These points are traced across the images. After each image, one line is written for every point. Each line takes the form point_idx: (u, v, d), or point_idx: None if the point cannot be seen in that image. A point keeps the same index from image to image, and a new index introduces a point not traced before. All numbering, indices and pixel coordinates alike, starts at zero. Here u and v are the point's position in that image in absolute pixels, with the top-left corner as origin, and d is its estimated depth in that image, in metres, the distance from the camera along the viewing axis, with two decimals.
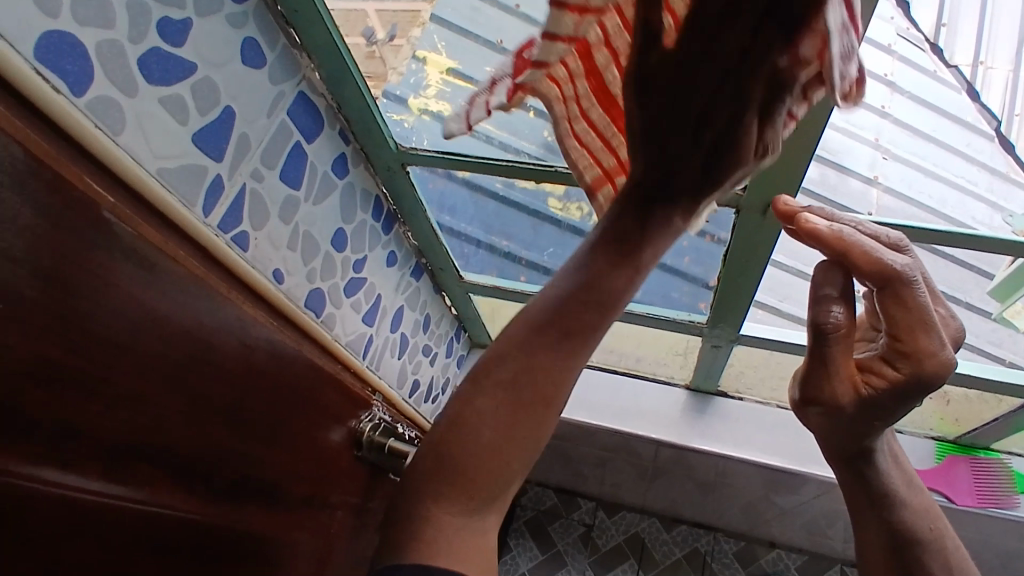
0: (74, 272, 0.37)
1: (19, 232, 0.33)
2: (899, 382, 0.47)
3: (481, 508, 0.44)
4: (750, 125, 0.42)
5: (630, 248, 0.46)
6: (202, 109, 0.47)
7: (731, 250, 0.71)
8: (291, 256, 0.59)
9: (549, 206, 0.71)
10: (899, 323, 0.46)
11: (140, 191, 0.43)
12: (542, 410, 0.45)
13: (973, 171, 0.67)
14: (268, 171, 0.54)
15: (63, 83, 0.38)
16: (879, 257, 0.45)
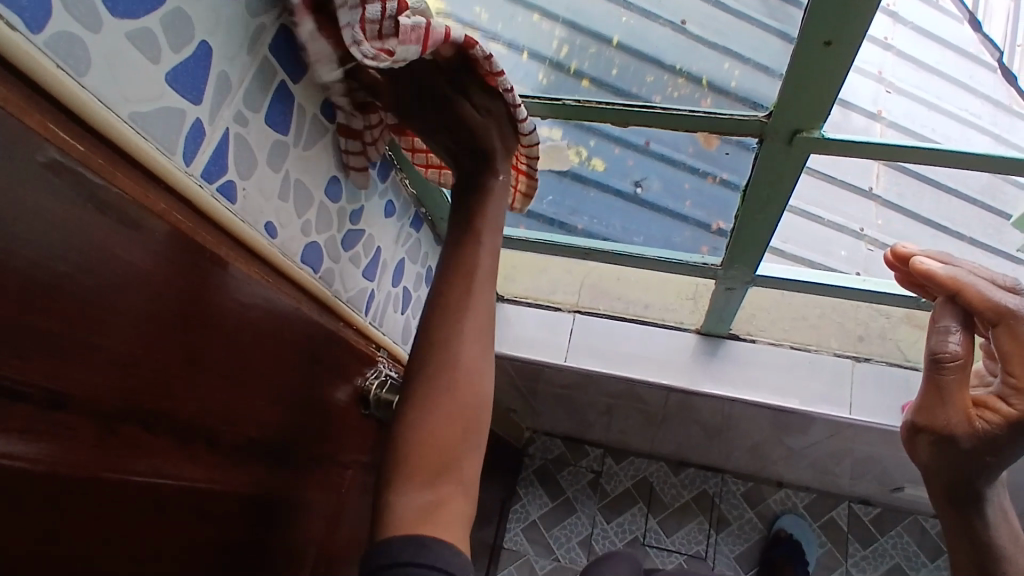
0: (45, 232, 0.33)
1: None
2: (1012, 416, 0.60)
3: (439, 479, 0.51)
4: (470, 116, 0.55)
5: (472, 222, 0.58)
6: (175, 45, 0.42)
7: (752, 182, 0.67)
8: (284, 208, 0.55)
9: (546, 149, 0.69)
10: (1012, 358, 0.59)
11: (113, 139, 0.38)
12: (447, 375, 0.54)
13: (975, 105, 0.58)
14: (253, 115, 0.49)
15: (18, 17, 0.33)
16: (990, 296, 0.59)
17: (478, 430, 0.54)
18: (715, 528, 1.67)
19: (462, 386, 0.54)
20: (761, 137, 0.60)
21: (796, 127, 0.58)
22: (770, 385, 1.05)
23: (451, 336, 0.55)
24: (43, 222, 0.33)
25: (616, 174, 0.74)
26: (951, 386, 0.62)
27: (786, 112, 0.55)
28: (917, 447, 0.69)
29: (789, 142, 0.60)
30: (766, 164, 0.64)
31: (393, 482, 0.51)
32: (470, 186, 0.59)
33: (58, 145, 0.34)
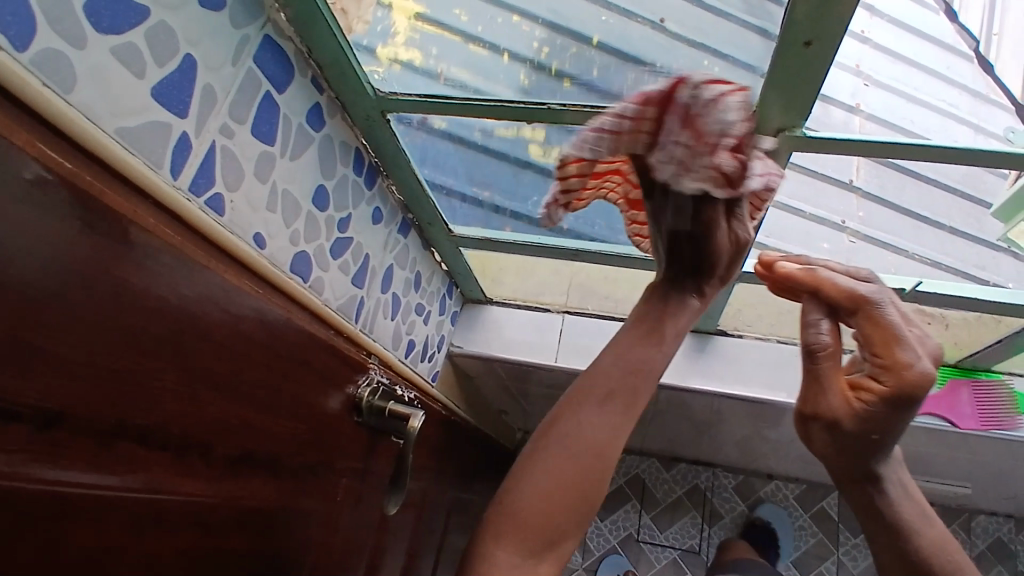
0: (38, 251, 0.33)
1: None
2: (887, 394, 0.56)
3: (539, 554, 0.60)
4: (717, 222, 0.62)
5: (660, 326, 0.66)
6: (160, 59, 0.42)
7: None
8: (272, 219, 0.55)
9: (531, 154, 0.68)
10: (875, 340, 0.56)
11: (100, 154, 0.38)
12: (599, 464, 0.62)
13: (953, 94, 0.60)
14: (238, 126, 0.49)
15: (3, 36, 0.33)
16: (847, 287, 0.57)
17: (588, 507, 0.62)
18: (708, 523, 1.69)
19: (590, 467, 0.61)
20: None
21: (780, 126, 0.58)
22: (759, 380, 1.06)
23: (571, 420, 0.62)
24: (37, 240, 0.33)
25: None
26: (830, 378, 0.59)
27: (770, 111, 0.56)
28: (813, 440, 0.63)
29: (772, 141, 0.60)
30: None
31: (496, 537, 0.59)
32: (674, 287, 0.67)
33: (54, 165, 0.34)
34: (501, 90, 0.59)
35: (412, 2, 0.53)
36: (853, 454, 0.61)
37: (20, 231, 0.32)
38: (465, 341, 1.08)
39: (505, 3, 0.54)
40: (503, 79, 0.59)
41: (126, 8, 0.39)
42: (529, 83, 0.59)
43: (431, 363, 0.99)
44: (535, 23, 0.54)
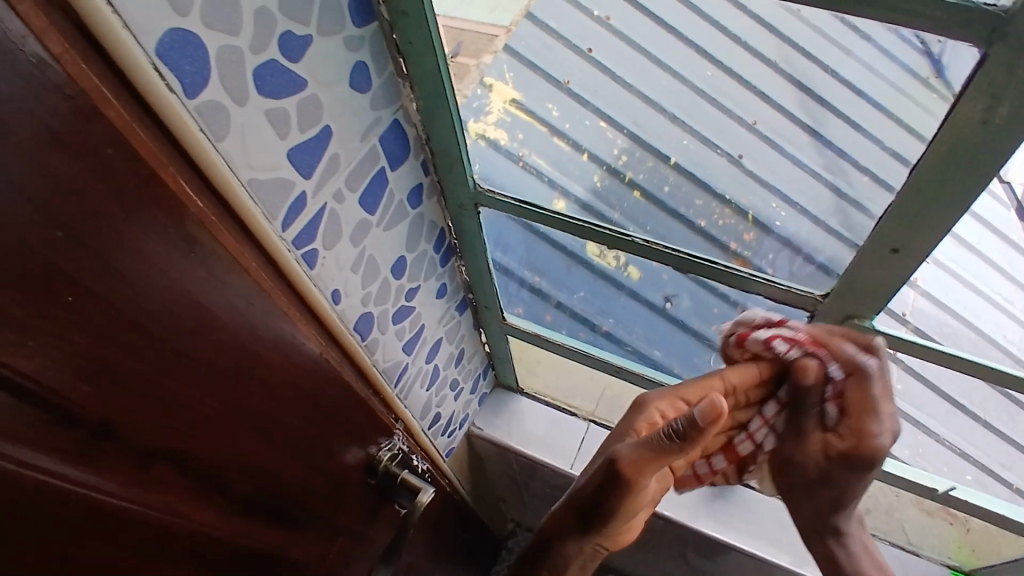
0: (140, 271, 0.36)
1: (99, 224, 0.33)
2: (855, 448, 0.59)
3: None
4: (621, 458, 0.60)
5: (560, 545, 0.69)
6: (303, 126, 0.45)
7: None
8: (352, 279, 0.57)
9: (588, 250, 0.70)
10: (854, 403, 0.57)
11: (228, 198, 0.42)
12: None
13: (1008, 288, 0.58)
14: (350, 193, 0.52)
15: (179, 83, 0.36)
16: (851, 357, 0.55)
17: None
18: None
19: None
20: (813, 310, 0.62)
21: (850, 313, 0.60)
22: (769, 536, 1.03)
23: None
24: (145, 261, 0.36)
25: (650, 285, 0.74)
26: (790, 406, 0.61)
27: (850, 291, 0.57)
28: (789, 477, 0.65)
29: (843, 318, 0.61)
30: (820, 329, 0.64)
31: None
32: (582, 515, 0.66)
33: (186, 200, 0.38)
34: (575, 187, 0.64)
35: (512, 87, 0.60)
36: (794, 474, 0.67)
37: (135, 251, 0.36)
38: (487, 425, 1.08)
39: (597, 109, 0.59)
40: (578, 177, 0.64)
41: (289, 80, 0.42)
42: (601, 185, 0.64)
43: (449, 439, 0.99)
44: (620, 132, 0.59)
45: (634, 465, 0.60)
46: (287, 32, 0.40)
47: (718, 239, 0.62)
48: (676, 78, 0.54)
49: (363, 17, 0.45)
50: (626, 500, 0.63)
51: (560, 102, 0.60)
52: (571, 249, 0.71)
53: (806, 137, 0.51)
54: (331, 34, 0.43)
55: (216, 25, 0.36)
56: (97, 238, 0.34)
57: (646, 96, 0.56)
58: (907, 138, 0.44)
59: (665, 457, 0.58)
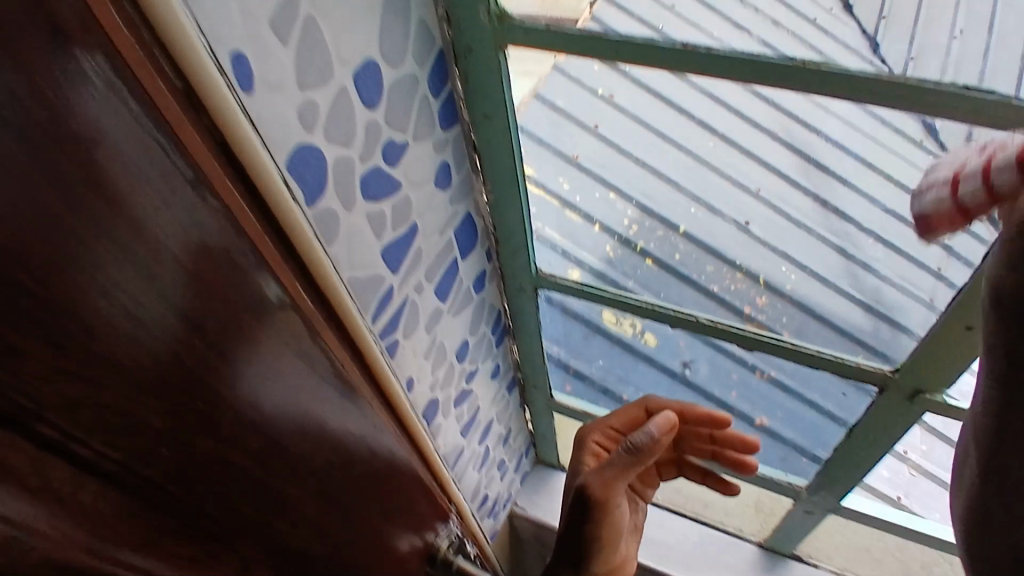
0: (256, 369, 0.37)
1: (232, 330, 0.35)
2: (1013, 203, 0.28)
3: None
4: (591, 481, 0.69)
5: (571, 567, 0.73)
6: (396, 224, 0.47)
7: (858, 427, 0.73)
8: (424, 366, 0.59)
9: (603, 317, 0.72)
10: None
11: (331, 296, 0.43)
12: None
13: None
14: (428, 284, 0.54)
15: (302, 194, 0.38)
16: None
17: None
18: None
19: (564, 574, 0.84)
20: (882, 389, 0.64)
21: (917, 388, 0.62)
22: None
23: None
24: (262, 361, 0.38)
25: (667, 352, 0.76)
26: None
27: (915, 373, 0.61)
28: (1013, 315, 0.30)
29: (911, 398, 0.64)
30: (883, 410, 0.67)
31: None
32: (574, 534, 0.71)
33: (295, 298, 0.39)
34: (588, 256, 0.66)
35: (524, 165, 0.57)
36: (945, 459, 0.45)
37: (257, 353, 0.37)
38: (529, 504, 1.07)
39: (607, 182, 0.60)
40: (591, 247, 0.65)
41: (388, 183, 0.44)
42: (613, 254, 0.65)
43: (493, 521, 0.97)
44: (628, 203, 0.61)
45: (605, 487, 0.68)
46: (389, 140, 0.42)
47: (733, 304, 0.64)
48: (680, 151, 0.55)
49: (448, 119, 0.48)
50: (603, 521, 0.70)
51: (572, 178, 0.60)
52: (588, 319, 0.73)
53: (813, 205, 0.53)
54: (424, 139, 0.46)
55: (334, 138, 0.38)
56: (226, 343, 0.35)
57: (652, 168, 0.57)
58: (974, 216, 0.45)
59: (622, 471, 0.68)
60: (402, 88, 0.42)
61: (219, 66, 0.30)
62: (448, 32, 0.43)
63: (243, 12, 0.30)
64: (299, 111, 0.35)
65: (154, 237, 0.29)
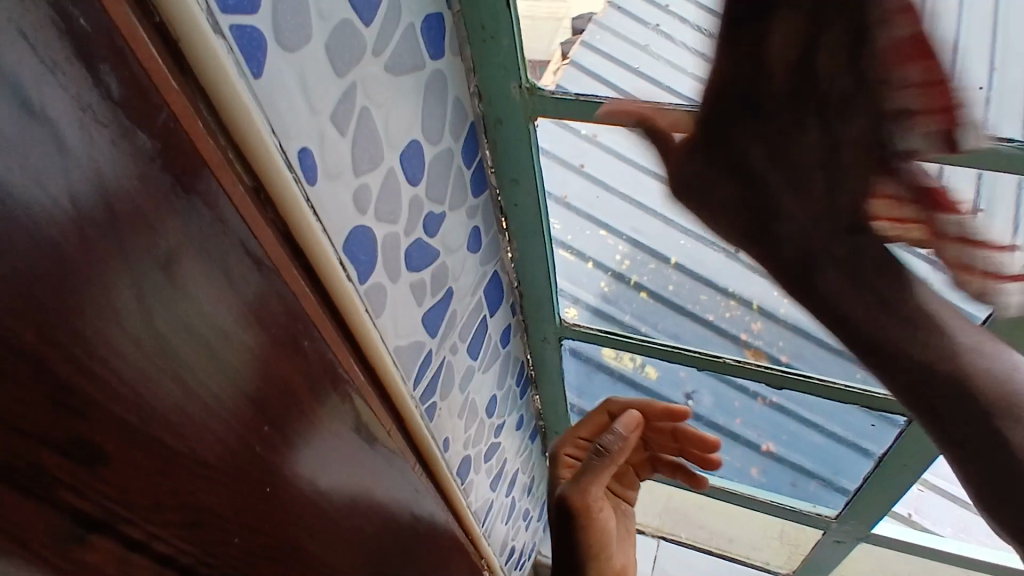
0: (314, 446, 0.38)
1: (297, 410, 0.35)
2: None
3: None
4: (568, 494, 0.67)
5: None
6: (434, 290, 0.48)
7: (893, 453, 0.75)
8: (458, 425, 0.59)
9: (605, 354, 0.72)
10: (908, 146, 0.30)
11: (377, 367, 0.44)
12: None
13: None
14: (461, 344, 0.55)
15: (356, 273, 0.39)
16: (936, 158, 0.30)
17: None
18: None
19: None
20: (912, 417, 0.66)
21: None
22: None
23: None
24: (320, 437, 0.38)
25: (668, 386, 0.76)
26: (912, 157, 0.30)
27: None
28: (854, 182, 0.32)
29: None
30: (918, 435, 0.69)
31: None
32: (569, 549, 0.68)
33: (349, 373, 0.40)
34: (583, 293, 0.65)
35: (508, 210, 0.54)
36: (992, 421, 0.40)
37: (316, 431, 0.38)
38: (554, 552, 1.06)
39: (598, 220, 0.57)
40: (586, 285, 0.65)
41: (428, 252, 0.46)
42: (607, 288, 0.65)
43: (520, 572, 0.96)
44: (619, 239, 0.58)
45: (582, 494, 0.66)
46: (429, 212, 0.44)
47: (728, 330, 0.64)
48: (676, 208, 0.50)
49: (478, 186, 0.50)
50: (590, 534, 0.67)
51: (564, 216, 0.57)
52: (589, 356, 0.73)
53: None
54: (458, 207, 0.47)
55: (384, 217, 0.39)
56: (288, 423, 0.35)
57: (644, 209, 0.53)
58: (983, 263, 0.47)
59: (595, 476, 0.67)
60: (440, 162, 0.43)
61: (288, 163, 0.31)
62: (478, 107, 0.45)
63: (310, 111, 0.32)
64: (354, 196, 0.36)
65: (235, 333, 0.30)
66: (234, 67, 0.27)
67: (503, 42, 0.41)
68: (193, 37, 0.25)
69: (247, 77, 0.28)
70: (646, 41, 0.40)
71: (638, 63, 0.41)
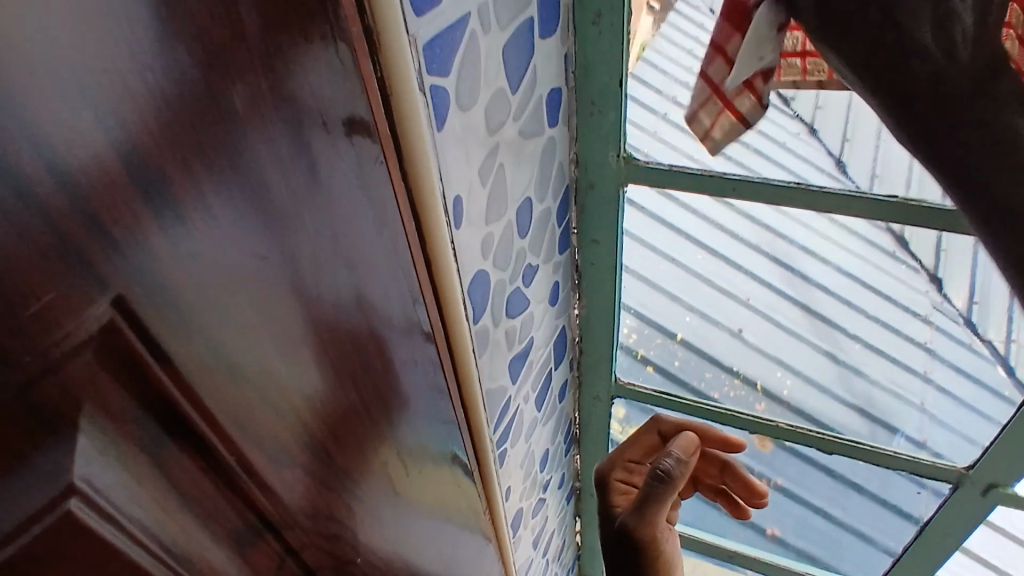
0: (414, 470, 0.40)
1: (411, 433, 0.38)
2: None
3: None
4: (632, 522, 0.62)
5: None
6: (519, 338, 0.51)
7: (929, 526, 0.79)
8: (517, 474, 0.61)
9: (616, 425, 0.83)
10: None
11: (471, 406, 0.46)
12: None
13: (977, 420, 0.66)
14: (531, 395, 0.57)
15: (473, 312, 0.41)
16: None
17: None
18: None
19: None
20: (955, 484, 0.72)
21: (992, 482, 0.69)
22: None
23: None
24: (421, 463, 0.40)
25: None
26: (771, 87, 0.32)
27: (988, 470, 0.68)
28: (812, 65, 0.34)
29: (983, 495, 0.70)
30: (954, 508, 0.74)
31: None
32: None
33: (453, 408, 0.43)
34: None
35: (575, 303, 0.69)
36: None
37: (419, 457, 0.39)
38: None
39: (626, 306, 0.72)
40: None
41: (521, 302, 0.49)
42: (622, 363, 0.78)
43: None
44: (628, 312, 0.72)
45: (652, 528, 0.63)
46: (528, 264, 0.48)
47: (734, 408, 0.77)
48: (675, 264, 0.68)
49: (563, 245, 0.54)
50: (660, 569, 0.63)
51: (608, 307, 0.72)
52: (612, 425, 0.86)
53: (799, 311, 0.69)
54: (547, 262, 0.51)
55: (499, 264, 0.43)
56: (402, 445, 0.37)
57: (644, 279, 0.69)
58: (891, 339, 0.67)
59: (659, 505, 0.62)
60: (542, 219, 0.47)
61: (445, 207, 0.35)
62: (575, 171, 0.50)
63: (466, 164, 0.36)
64: (482, 241, 0.40)
65: (387, 355, 0.33)
66: (425, 117, 0.31)
67: (609, 115, 0.46)
68: (403, 91, 0.29)
69: (433, 128, 0.32)
70: (652, 128, 0.48)
71: (645, 148, 0.49)
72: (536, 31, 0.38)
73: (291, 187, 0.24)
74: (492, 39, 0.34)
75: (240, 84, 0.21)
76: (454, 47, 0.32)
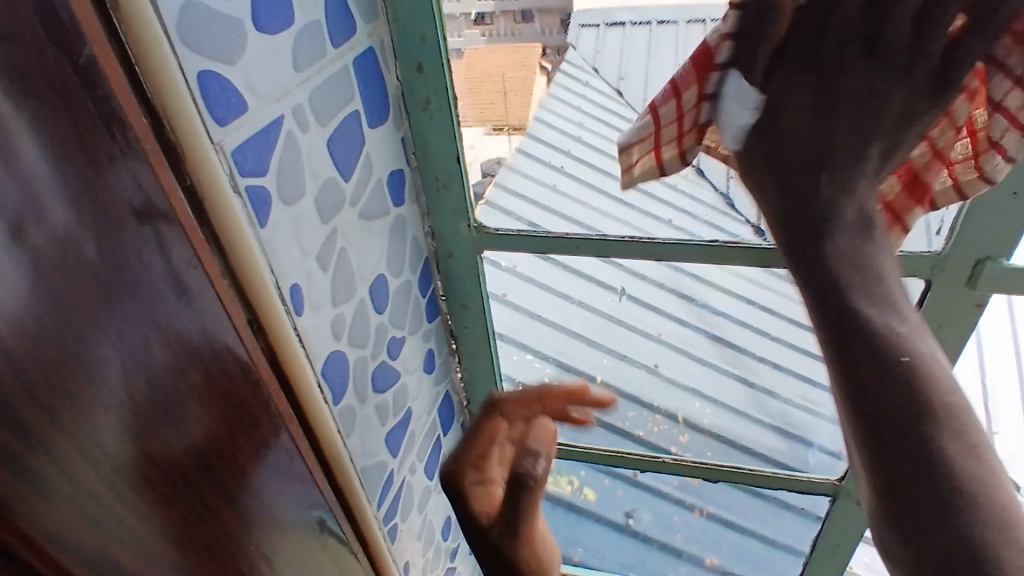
0: (278, 565, 0.39)
1: (271, 527, 0.37)
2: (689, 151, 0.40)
3: None
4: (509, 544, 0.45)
5: None
6: (394, 410, 0.51)
7: (821, 544, 0.81)
8: (416, 547, 0.60)
9: None
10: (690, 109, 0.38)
11: (346, 488, 0.45)
12: None
13: None
14: (418, 464, 0.58)
15: (331, 394, 0.42)
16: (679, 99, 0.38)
17: None
18: None
19: None
20: (834, 497, 0.74)
21: (866, 490, 0.71)
22: None
23: None
24: (289, 555, 0.39)
25: (608, 506, 0.95)
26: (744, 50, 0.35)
27: (860, 479, 0.71)
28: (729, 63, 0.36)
29: (860, 504, 0.73)
30: (840, 520, 0.77)
31: None
32: None
33: (323, 492, 0.42)
34: None
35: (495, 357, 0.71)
36: (928, 498, 0.28)
37: (284, 550, 0.39)
38: None
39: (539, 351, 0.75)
40: None
41: (390, 375, 0.50)
42: None
43: None
44: (547, 362, 0.76)
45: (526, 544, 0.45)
46: (392, 337, 0.49)
47: (659, 444, 0.78)
48: (590, 312, 0.74)
49: (432, 312, 0.55)
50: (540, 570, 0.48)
51: (528, 360, 0.75)
52: None
53: (709, 341, 0.76)
54: (415, 332, 0.52)
55: (356, 342, 0.44)
56: (261, 540, 0.37)
57: (561, 328, 0.75)
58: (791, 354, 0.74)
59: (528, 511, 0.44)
60: (401, 292, 0.49)
61: (281, 297, 0.36)
62: (432, 243, 0.52)
63: (300, 253, 0.37)
64: (332, 324, 0.41)
65: (231, 455, 0.33)
66: (245, 216, 0.32)
67: (453, 188, 0.48)
68: (216, 195, 0.30)
69: (255, 225, 0.33)
70: None
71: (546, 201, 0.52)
72: (364, 121, 0.41)
73: (92, 304, 0.25)
74: (313, 134, 0.36)
75: (26, 216, 0.22)
76: (269, 147, 0.33)
